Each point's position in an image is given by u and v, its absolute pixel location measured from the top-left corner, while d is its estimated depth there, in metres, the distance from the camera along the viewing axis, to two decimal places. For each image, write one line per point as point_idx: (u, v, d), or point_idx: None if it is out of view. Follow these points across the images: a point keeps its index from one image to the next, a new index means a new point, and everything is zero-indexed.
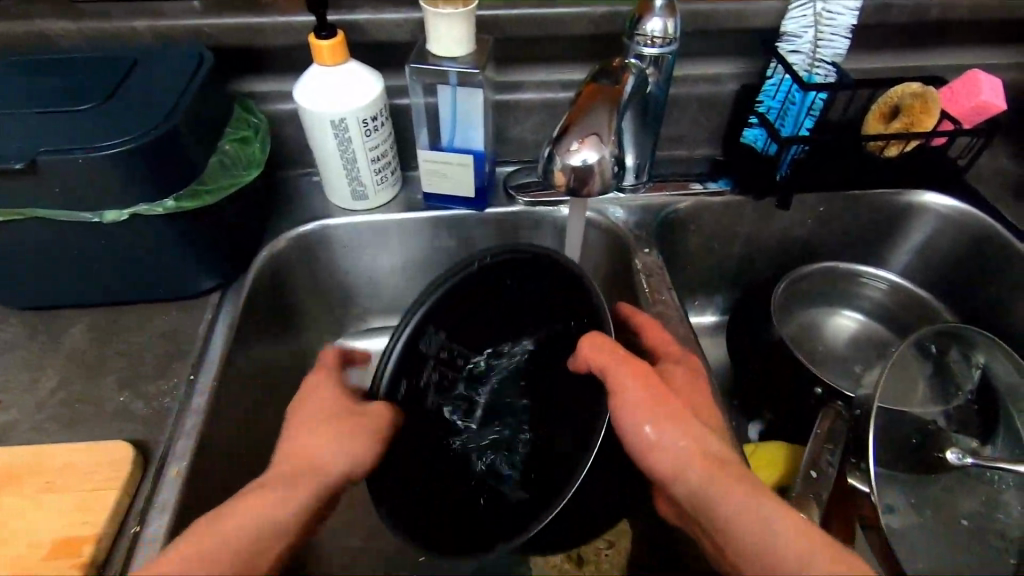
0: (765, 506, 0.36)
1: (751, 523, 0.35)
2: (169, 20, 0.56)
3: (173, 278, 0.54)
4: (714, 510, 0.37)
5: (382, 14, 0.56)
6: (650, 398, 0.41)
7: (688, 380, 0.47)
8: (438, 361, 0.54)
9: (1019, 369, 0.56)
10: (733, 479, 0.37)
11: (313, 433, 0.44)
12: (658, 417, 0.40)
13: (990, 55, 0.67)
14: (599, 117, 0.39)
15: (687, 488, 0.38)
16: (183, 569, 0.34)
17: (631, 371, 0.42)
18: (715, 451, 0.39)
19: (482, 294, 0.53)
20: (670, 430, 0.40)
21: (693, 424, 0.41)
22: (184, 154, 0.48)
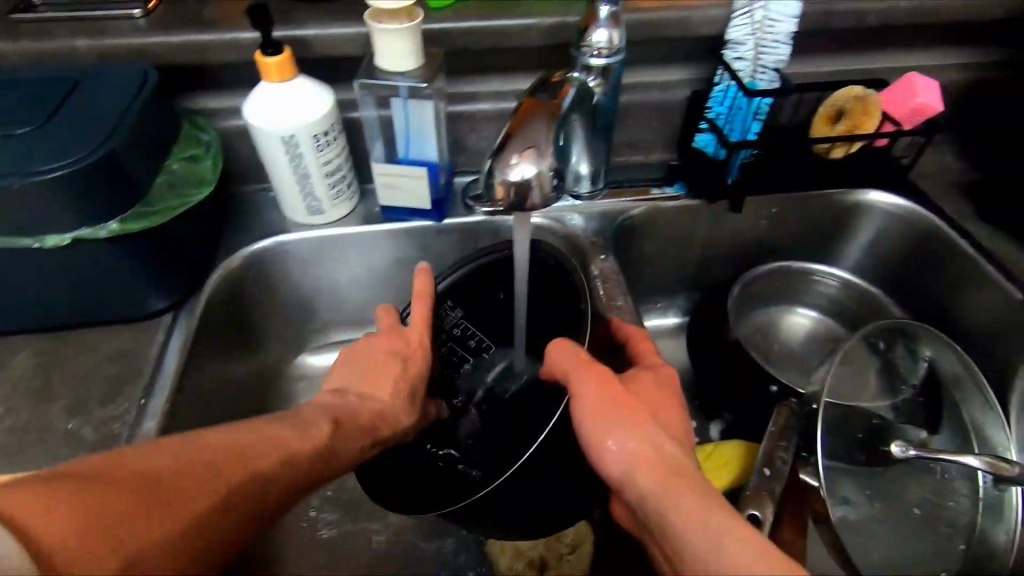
0: (711, 511, 0.35)
1: (693, 528, 0.35)
2: (113, 39, 0.55)
3: (123, 300, 0.53)
4: (661, 516, 0.37)
5: (330, 30, 0.56)
6: (602, 401, 0.42)
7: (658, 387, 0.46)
8: (450, 337, 0.56)
9: (962, 358, 0.57)
10: (683, 487, 0.37)
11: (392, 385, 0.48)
12: (608, 423, 0.41)
13: (929, 57, 0.69)
14: (537, 130, 0.40)
15: (637, 494, 0.38)
16: (294, 471, 0.36)
17: (590, 378, 0.43)
18: (669, 457, 0.39)
19: (489, 277, 0.57)
20: (619, 434, 0.40)
21: (647, 429, 0.41)
22: (127, 175, 0.48)
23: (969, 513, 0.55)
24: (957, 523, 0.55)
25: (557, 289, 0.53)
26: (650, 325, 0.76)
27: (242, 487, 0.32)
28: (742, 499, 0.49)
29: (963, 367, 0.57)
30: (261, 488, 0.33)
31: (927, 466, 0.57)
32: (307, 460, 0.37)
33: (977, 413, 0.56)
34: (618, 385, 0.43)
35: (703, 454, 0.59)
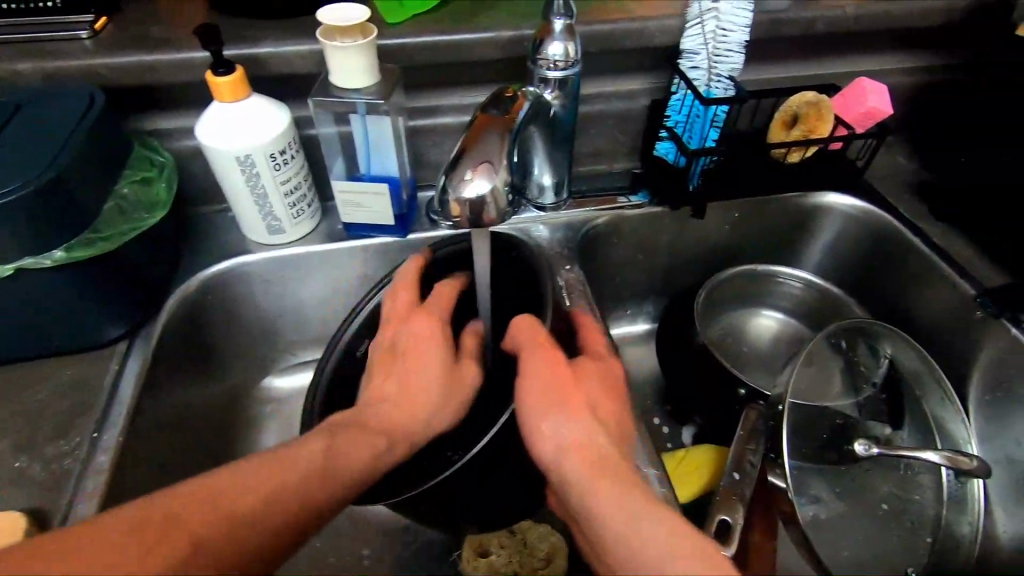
0: (637, 505, 0.35)
1: (618, 517, 0.34)
2: (58, 61, 0.54)
3: (73, 330, 0.51)
4: (587, 503, 0.36)
5: (284, 47, 0.56)
6: (543, 386, 0.42)
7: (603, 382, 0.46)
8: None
9: (922, 357, 0.59)
10: (610, 478, 0.37)
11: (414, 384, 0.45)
12: (549, 406, 0.41)
13: (877, 62, 0.72)
14: (490, 145, 0.40)
15: (565, 480, 0.38)
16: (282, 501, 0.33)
17: (540, 363, 0.43)
18: (602, 447, 0.39)
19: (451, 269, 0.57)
20: (556, 420, 0.40)
21: (584, 417, 0.40)
22: (72, 202, 0.46)
23: (936, 505, 0.56)
24: (923, 517, 0.56)
25: (525, 287, 0.54)
26: (620, 332, 0.76)
27: (218, 527, 0.30)
28: (713, 504, 0.49)
29: (921, 362, 0.59)
30: (246, 533, 0.31)
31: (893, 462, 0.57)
32: (305, 494, 0.34)
33: (935, 405, 0.58)
34: (563, 371, 0.43)
35: (675, 458, 0.59)
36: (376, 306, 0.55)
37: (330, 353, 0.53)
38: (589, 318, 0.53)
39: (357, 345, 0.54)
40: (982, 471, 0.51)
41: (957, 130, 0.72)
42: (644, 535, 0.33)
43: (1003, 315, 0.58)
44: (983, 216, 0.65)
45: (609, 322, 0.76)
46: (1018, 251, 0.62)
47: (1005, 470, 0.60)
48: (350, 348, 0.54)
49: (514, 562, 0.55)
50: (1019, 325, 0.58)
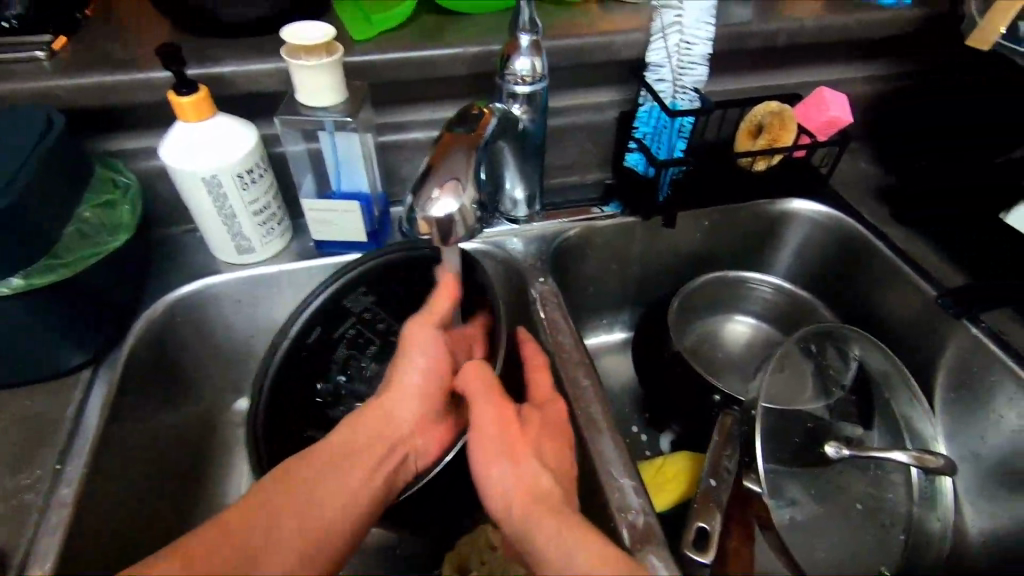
0: (572, 536, 0.38)
1: (555, 549, 0.38)
2: (13, 83, 0.52)
3: (33, 359, 0.50)
4: (529, 539, 0.40)
5: (249, 66, 0.55)
6: (491, 436, 0.44)
7: (546, 426, 0.48)
8: (359, 321, 0.58)
9: (887, 356, 0.61)
10: (547, 514, 0.40)
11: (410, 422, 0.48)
12: (493, 455, 0.44)
13: (837, 72, 0.74)
14: (457, 163, 0.40)
15: (510, 526, 0.41)
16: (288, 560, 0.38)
17: (491, 407, 0.46)
18: (544, 488, 0.42)
19: (405, 273, 0.58)
20: (501, 466, 0.43)
21: (526, 462, 0.43)
22: (30, 229, 0.45)
23: (908, 502, 0.57)
24: (896, 513, 0.57)
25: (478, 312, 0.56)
26: (595, 341, 0.77)
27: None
28: (692, 511, 0.50)
29: (886, 360, 0.60)
30: None
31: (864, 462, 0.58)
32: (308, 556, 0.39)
33: (903, 404, 0.59)
34: (512, 420, 0.45)
35: (652, 468, 0.59)
36: (326, 301, 0.56)
37: (278, 344, 0.54)
38: (535, 351, 0.56)
39: (309, 331, 0.55)
40: (950, 468, 0.52)
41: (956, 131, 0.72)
42: (576, 565, 0.37)
43: (963, 316, 0.60)
44: (983, 216, 0.66)
45: (585, 332, 0.76)
46: (1018, 252, 0.61)
47: (971, 465, 0.61)
48: (301, 335, 0.55)
49: None
50: (977, 325, 0.60)
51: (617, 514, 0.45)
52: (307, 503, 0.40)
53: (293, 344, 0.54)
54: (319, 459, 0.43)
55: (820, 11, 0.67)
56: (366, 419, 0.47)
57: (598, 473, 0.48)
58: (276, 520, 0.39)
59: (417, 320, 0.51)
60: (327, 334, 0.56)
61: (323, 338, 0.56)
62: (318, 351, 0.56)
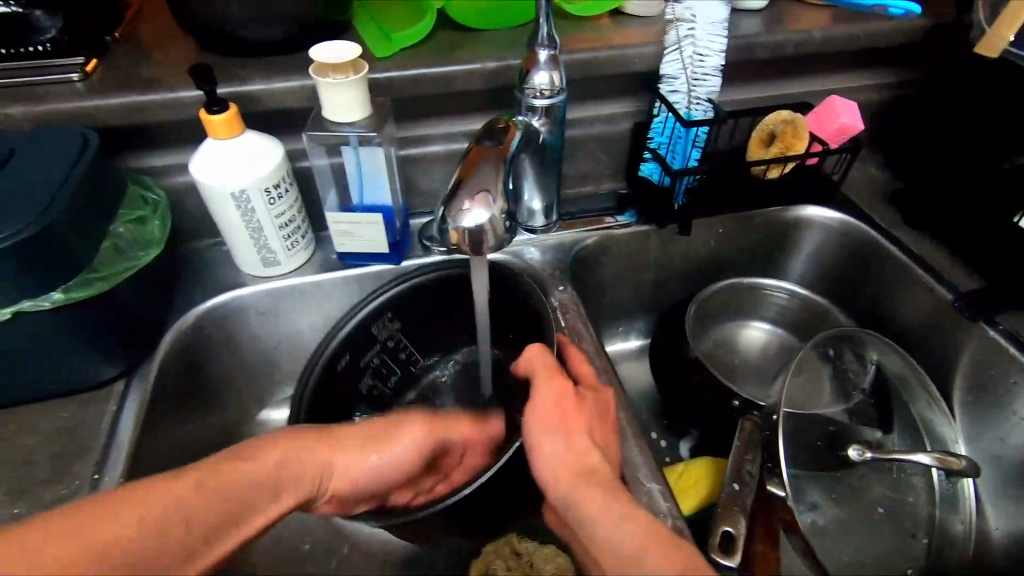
0: (625, 515, 0.38)
1: (607, 524, 0.38)
2: (48, 104, 0.54)
3: (68, 371, 0.51)
4: (578, 513, 0.39)
5: (275, 84, 0.57)
6: (548, 413, 0.44)
7: (598, 407, 0.47)
8: (383, 347, 0.60)
9: (904, 359, 0.61)
10: (597, 490, 0.40)
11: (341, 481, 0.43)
12: (548, 429, 0.43)
13: (846, 81, 0.75)
14: (487, 175, 0.42)
15: (560, 500, 0.40)
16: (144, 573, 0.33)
17: (553, 388, 0.46)
18: (596, 465, 0.42)
19: (435, 294, 0.59)
20: (554, 441, 0.43)
21: (579, 439, 0.43)
22: (69, 244, 0.46)
23: (931, 504, 0.57)
24: (917, 516, 0.57)
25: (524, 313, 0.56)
26: (612, 349, 0.77)
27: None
28: (716, 515, 0.50)
29: (904, 364, 0.61)
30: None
31: (886, 466, 0.58)
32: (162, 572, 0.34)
33: (923, 407, 0.60)
34: (570, 397, 0.45)
35: (675, 473, 0.60)
36: (357, 326, 0.56)
37: (313, 372, 0.53)
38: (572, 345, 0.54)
39: (340, 356, 0.56)
40: (971, 470, 0.53)
41: (957, 130, 0.68)
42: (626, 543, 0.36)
43: (979, 319, 0.61)
44: (983, 215, 0.64)
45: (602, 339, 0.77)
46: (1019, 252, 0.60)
47: (993, 467, 0.61)
48: (333, 360, 0.55)
49: None
50: (994, 327, 0.60)
51: None
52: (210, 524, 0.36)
53: (325, 369, 0.54)
54: (251, 479, 0.38)
55: (828, 22, 0.68)
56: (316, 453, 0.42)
57: (626, 476, 0.48)
58: (168, 533, 0.34)
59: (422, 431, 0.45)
60: (356, 361, 0.57)
61: (351, 363, 0.57)
62: (347, 376, 0.57)
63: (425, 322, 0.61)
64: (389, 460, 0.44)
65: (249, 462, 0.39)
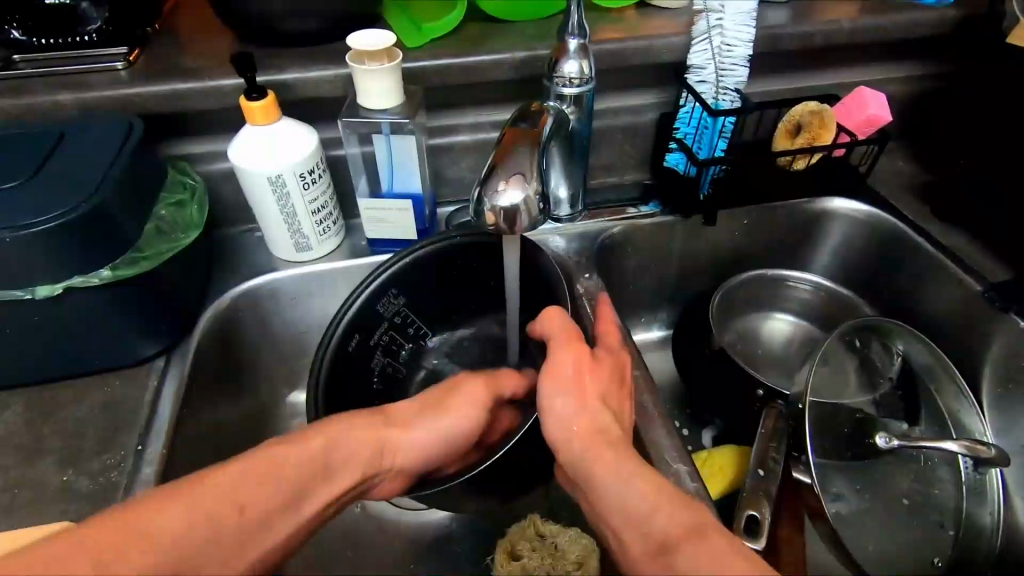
0: (634, 473, 0.39)
1: (616, 483, 0.39)
2: (95, 92, 0.56)
3: (113, 348, 0.53)
4: (589, 475, 0.40)
5: (310, 73, 0.58)
6: (564, 375, 0.45)
7: (617, 372, 0.48)
8: (390, 326, 0.60)
9: (932, 350, 0.61)
10: (608, 452, 0.41)
11: (407, 443, 0.46)
12: (560, 389, 0.45)
13: (874, 73, 0.75)
14: (522, 158, 0.43)
15: (573, 459, 0.42)
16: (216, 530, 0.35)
17: (568, 347, 0.46)
18: (610, 429, 0.43)
19: (439, 266, 0.59)
20: (565, 400, 0.44)
21: (592, 403, 0.44)
22: (117, 224, 0.48)
23: (958, 496, 0.57)
24: (944, 506, 0.57)
25: (538, 285, 0.56)
26: (635, 339, 0.78)
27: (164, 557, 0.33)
28: (742, 499, 0.51)
29: (931, 355, 0.61)
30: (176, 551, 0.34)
31: (912, 455, 0.59)
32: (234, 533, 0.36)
33: (951, 399, 0.60)
34: (588, 357, 0.46)
35: (700, 460, 0.60)
36: (364, 304, 0.56)
37: (325, 352, 0.53)
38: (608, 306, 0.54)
39: (349, 340, 0.55)
40: (1001, 460, 0.52)
41: None
42: (633, 500, 0.37)
43: (1010, 310, 0.60)
44: (999, 215, 0.65)
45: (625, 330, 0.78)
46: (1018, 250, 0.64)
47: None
48: (342, 344, 0.54)
49: (547, 563, 0.56)
50: None
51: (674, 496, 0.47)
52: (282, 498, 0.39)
53: (336, 353, 0.53)
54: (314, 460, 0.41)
55: (857, 14, 0.68)
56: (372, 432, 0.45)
57: (652, 458, 0.49)
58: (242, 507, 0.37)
59: (476, 381, 0.51)
60: (365, 341, 0.57)
61: (361, 345, 0.56)
62: (359, 358, 0.56)
63: (431, 293, 0.61)
64: (437, 450, 0.47)
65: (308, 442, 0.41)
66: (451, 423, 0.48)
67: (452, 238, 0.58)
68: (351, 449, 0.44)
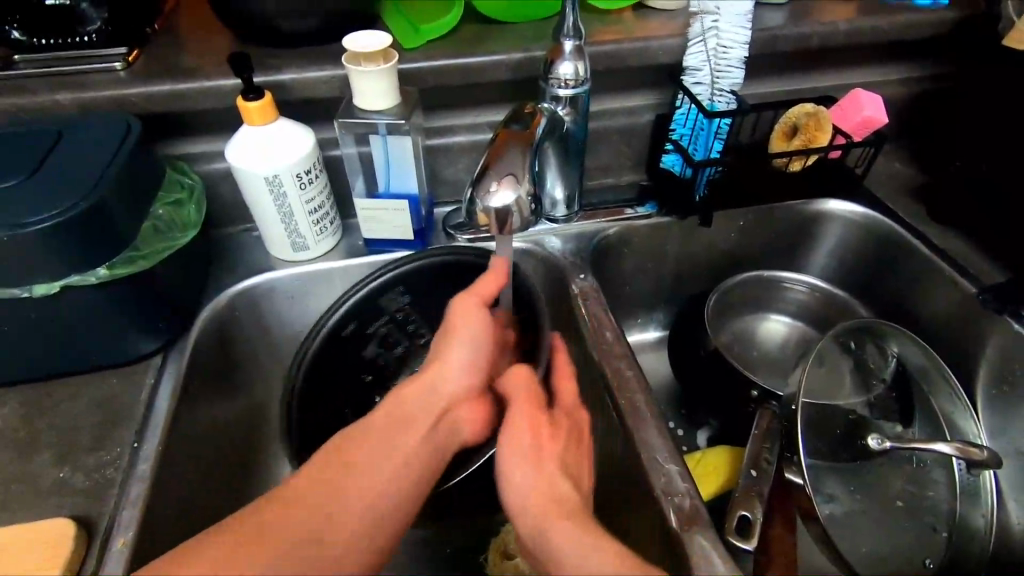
0: (590, 540, 0.39)
1: (571, 549, 0.39)
2: (94, 92, 0.57)
3: (110, 345, 0.53)
4: (547, 547, 0.40)
5: (307, 74, 0.59)
6: (523, 441, 0.45)
7: (574, 435, 0.48)
8: (392, 320, 0.62)
9: (926, 352, 0.61)
10: (561, 520, 0.41)
11: (433, 381, 0.47)
12: (517, 456, 0.44)
13: (870, 75, 0.75)
14: (513, 160, 0.43)
15: (526, 528, 0.42)
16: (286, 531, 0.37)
17: (526, 414, 0.46)
18: (565, 498, 0.42)
19: (450, 278, 0.61)
20: (523, 470, 0.43)
21: (548, 468, 0.44)
22: (114, 223, 0.48)
23: (951, 499, 0.57)
24: (937, 511, 0.57)
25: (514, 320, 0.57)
26: (631, 340, 0.78)
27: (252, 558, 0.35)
28: (733, 501, 0.51)
29: (926, 359, 0.61)
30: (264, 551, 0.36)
31: (905, 457, 0.59)
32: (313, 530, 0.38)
33: (944, 401, 0.60)
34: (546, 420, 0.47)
35: (694, 460, 0.61)
36: (363, 298, 0.60)
37: (316, 334, 0.58)
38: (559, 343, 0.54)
39: (344, 325, 0.59)
40: (994, 462, 0.52)
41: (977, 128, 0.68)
42: (591, 564, 0.38)
43: (1004, 312, 0.60)
44: (994, 220, 0.65)
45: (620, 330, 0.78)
46: None
47: (1017, 461, 0.61)
48: (337, 327, 0.59)
49: None
50: (1020, 321, 0.60)
51: (664, 497, 0.47)
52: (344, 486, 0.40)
53: (328, 337, 0.58)
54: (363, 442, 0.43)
55: (854, 15, 0.68)
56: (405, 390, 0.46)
57: (643, 457, 0.49)
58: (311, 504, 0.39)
59: (467, 297, 0.51)
60: (361, 330, 0.60)
61: (357, 332, 0.60)
62: (352, 346, 0.60)
63: (437, 303, 0.63)
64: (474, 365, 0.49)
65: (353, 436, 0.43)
66: (464, 341, 0.49)
67: (462, 254, 0.60)
68: (395, 423, 0.44)
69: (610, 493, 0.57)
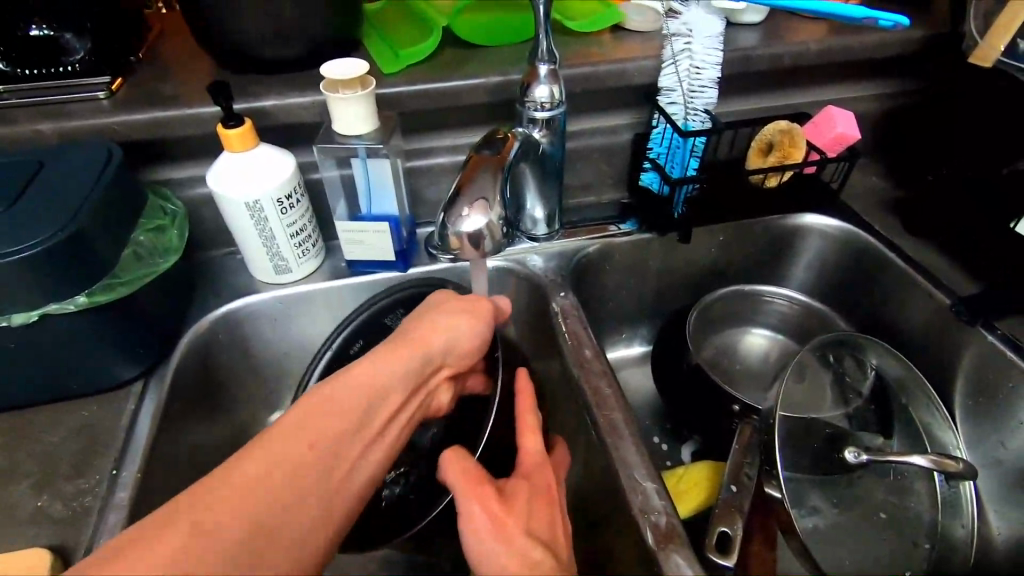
0: None
1: None
2: (76, 121, 0.57)
3: (90, 372, 0.54)
4: None
5: (287, 100, 0.60)
6: (483, 525, 0.40)
7: (536, 495, 0.44)
8: None
9: (906, 365, 0.62)
10: None
11: (413, 356, 0.44)
12: (482, 540, 0.40)
13: (843, 92, 0.76)
14: (484, 184, 0.45)
15: None
16: (260, 502, 0.33)
17: (473, 496, 0.41)
18: (539, 562, 0.39)
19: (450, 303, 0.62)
20: (493, 550, 0.39)
21: (519, 540, 0.40)
22: (94, 250, 0.49)
23: (933, 511, 0.57)
24: (919, 522, 0.57)
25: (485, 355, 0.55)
26: (615, 355, 0.79)
27: (213, 538, 0.31)
28: (713, 516, 0.52)
29: (905, 370, 0.61)
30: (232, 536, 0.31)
31: (884, 469, 0.59)
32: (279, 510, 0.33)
33: (923, 412, 0.60)
34: (497, 498, 0.42)
35: (675, 476, 0.60)
36: (367, 318, 0.61)
37: (322, 355, 0.59)
38: (524, 381, 0.50)
39: (351, 343, 0.60)
40: (969, 473, 0.53)
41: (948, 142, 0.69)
42: None
43: (976, 323, 0.61)
44: (964, 232, 0.66)
45: (604, 346, 0.78)
46: (994, 266, 0.64)
47: (994, 472, 0.61)
48: (344, 347, 0.60)
49: None
50: (993, 332, 0.61)
51: (641, 515, 0.47)
52: (319, 461, 0.36)
53: (335, 356, 0.59)
54: (343, 411, 0.39)
55: (824, 35, 0.70)
56: (395, 357, 0.43)
57: (620, 475, 0.50)
58: (290, 478, 0.34)
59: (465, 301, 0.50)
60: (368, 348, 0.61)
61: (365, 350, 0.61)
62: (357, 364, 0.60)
63: None
64: (458, 348, 0.48)
65: (336, 400, 0.39)
66: (457, 325, 0.48)
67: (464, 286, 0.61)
68: (375, 396, 0.41)
69: (592, 511, 0.57)
